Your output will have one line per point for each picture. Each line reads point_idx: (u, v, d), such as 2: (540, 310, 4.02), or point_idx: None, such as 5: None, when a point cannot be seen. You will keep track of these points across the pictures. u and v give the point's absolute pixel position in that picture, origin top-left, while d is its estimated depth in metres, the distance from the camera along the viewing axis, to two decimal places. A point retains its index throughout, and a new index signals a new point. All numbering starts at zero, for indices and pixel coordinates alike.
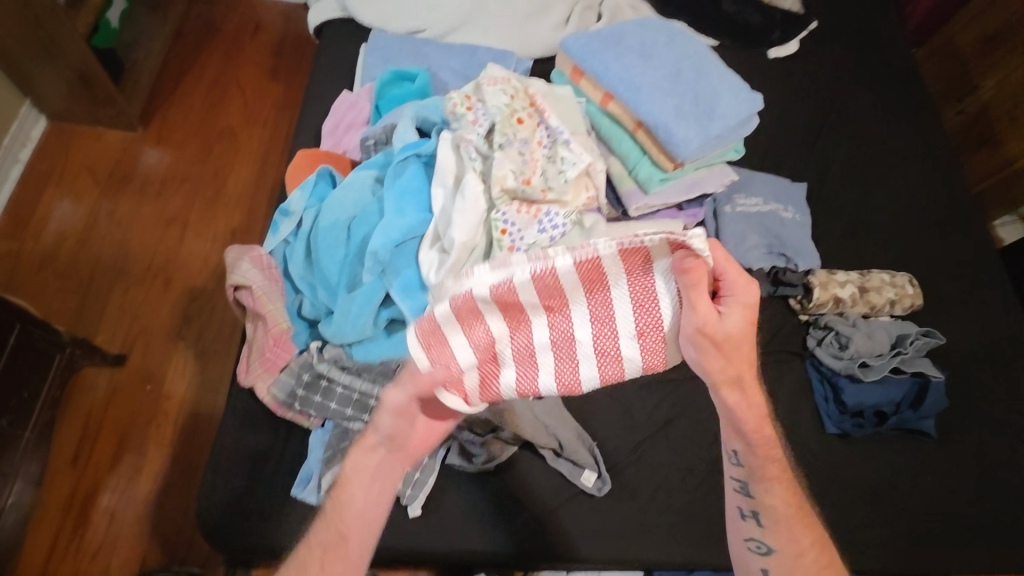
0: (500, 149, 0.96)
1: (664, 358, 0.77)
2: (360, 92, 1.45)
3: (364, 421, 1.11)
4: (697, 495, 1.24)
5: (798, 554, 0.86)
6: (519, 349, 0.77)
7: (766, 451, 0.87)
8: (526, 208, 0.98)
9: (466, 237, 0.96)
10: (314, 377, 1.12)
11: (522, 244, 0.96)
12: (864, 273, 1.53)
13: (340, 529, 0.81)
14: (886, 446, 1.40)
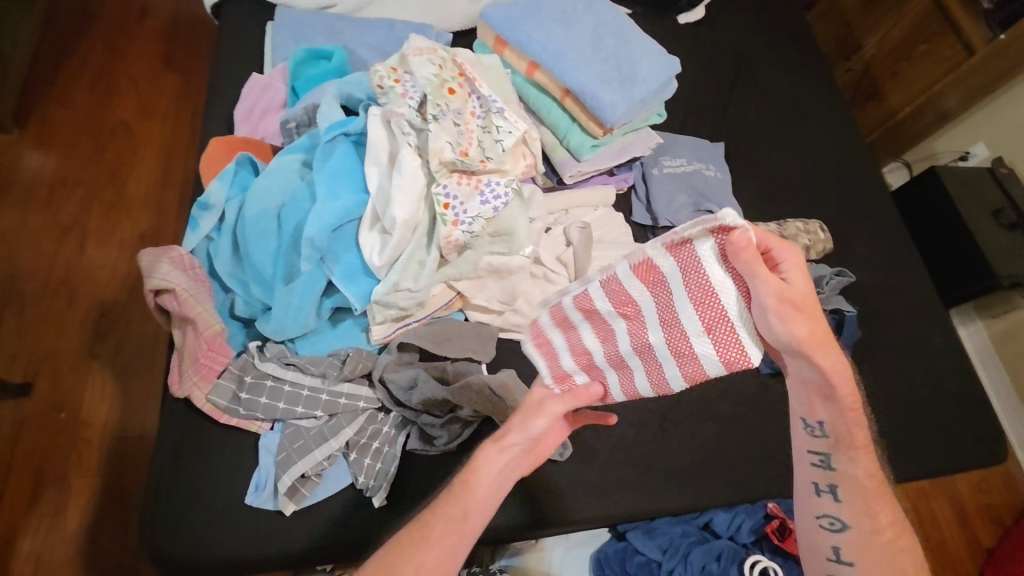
0: (434, 121, 0.93)
1: (742, 350, 0.76)
2: (272, 74, 1.37)
3: (317, 417, 1.07)
4: (652, 447, 1.29)
5: (875, 530, 0.87)
6: (610, 356, 0.87)
7: (855, 419, 0.86)
8: (467, 181, 0.96)
9: (409, 215, 0.93)
10: (257, 378, 1.06)
11: (466, 217, 0.95)
12: (781, 223, 1.65)
13: (462, 506, 0.84)
14: None
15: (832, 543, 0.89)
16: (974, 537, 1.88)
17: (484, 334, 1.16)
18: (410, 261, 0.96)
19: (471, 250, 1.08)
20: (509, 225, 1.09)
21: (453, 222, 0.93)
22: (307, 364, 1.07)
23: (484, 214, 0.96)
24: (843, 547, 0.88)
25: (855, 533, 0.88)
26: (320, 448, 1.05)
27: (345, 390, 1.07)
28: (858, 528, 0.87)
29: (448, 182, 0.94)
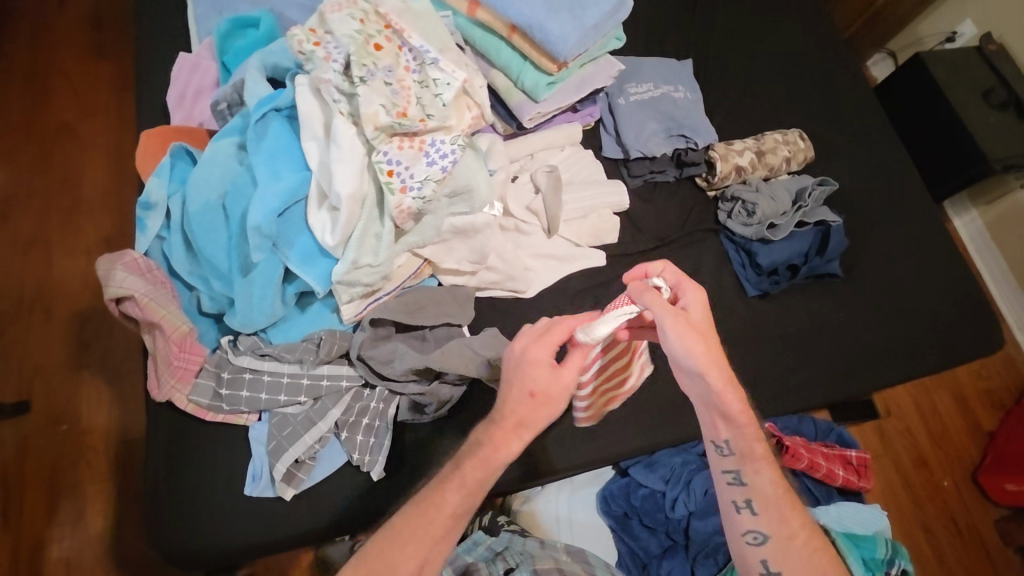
0: (363, 83, 0.87)
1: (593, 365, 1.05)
2: (200, 51, 1.28)
3: (302, 402, 1.07)
4: (644, 385, 1.30)
5: (791, 536, 0.86)
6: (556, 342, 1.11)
7: (750, 434, 0.93)
8: (409, 143, 0.90)
9: (355, 189, 0.88)
10: (235, 373, 1.04)
11: (414, 183, 0.91)
12: (758, 137, 1.58)
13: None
14: (804, 294, 1.50)
15: (758, 555, 0.87)
16: (975, 422, 1.92)
17: (461, 297, 1.14)
18: (365, 236, 0.92)
19: (431, 214, 1.04)
20: (466, 182, 1.04)
21: (401, 190, 0.90)
22: (282, 352, 1.05)
23: (434, 176, 0.91)
24: (768, 557, 0.86)
25: (775, 542, 0.87)
26: (309, 432, 1.06)
27: (325, 373, 1.06)
28: (774, 530, 0.87)
29: (389, 147, 0.89)
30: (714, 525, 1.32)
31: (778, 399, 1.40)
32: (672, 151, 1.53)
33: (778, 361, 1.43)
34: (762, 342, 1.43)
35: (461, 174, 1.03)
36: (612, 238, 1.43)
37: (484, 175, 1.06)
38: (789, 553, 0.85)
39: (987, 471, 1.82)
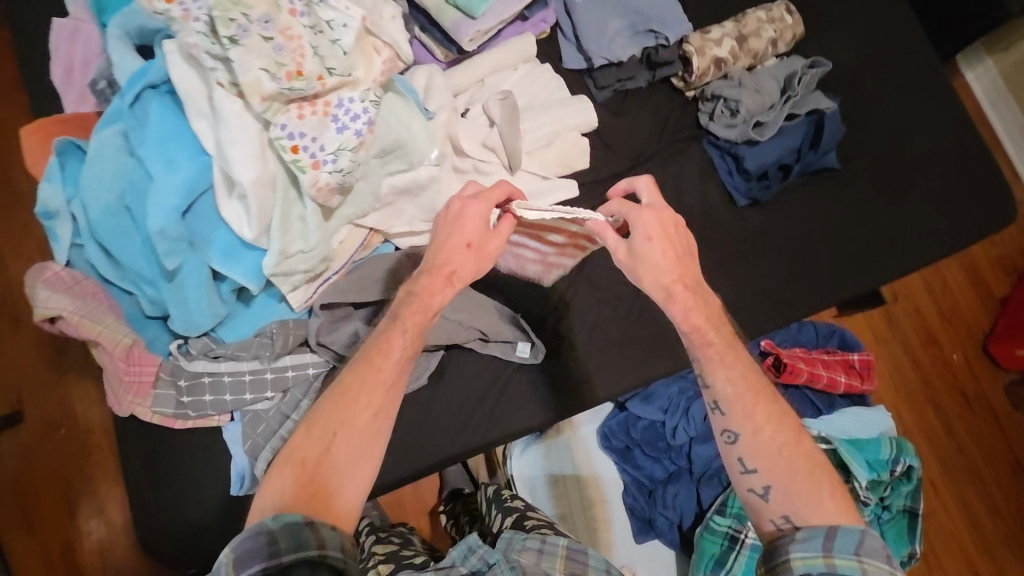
0: (238, 45, 0.77)
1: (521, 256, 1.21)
2: (75, 13, 1.09)
3: (270, 396, 1.01)
4: (631, 320, 1.23)
5: (758, 432, 0.86)
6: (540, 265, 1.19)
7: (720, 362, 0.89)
8: (309, 108, 0.82)
9: (260, 170, 0.79)
10: (193, 378, 0.98)
11: (326, 151, 0.83)
12: (739, 18, 1.38)
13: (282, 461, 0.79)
14: (799, 195, 1.37)
15: (755, 481, 0.86)
16: (985, 293, 1.85)
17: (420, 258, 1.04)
18: (290, 218, 0.85)
19: (364, 179, 0.92)
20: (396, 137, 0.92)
21: (314, 163, 0.82)
22: (235, 351, 0.97)
23: (346, 142, 0.83)
24: (772, 485, 0.84)
25: (748, 439, 0.87)
26: (284, 426, 1.01)
27: (288, 364, 1.00)
28: (748, 433, 0.87)
29: (287, 117, 0.81)
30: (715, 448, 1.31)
31: (780, 313, 1.32)
32: (640, 52, 1.34)
33: (777, 271, 1.32)
34: (757, 253, 1.33)
35: (386, 128, 0.91)
36: (583, 163, 1.28)
37: (414, 124, 0.95)
38: (778, 466, 0.84)
39: (997, 341, 1.77)
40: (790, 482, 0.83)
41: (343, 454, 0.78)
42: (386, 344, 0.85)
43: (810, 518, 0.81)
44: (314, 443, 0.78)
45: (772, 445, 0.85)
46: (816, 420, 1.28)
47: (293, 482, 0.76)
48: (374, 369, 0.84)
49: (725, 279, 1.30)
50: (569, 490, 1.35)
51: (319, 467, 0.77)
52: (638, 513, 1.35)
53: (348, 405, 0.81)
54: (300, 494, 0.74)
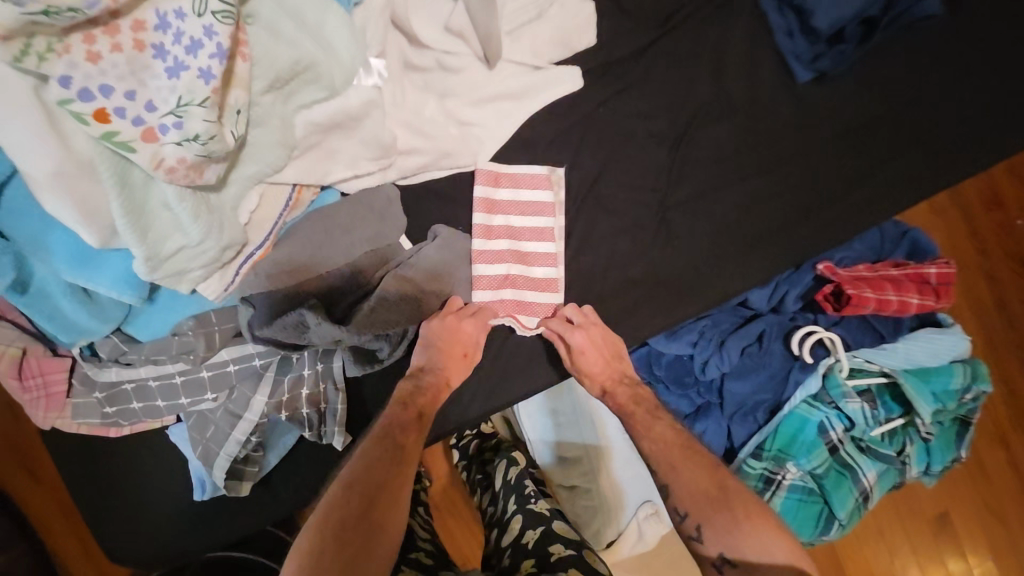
0: None
1: (489, 185, 0.92)
2: None
3: (213, 397, 0.83)
4: (655, 252, 0.98)
5: (700, 485, 0.85)
6: (512, 210, 0.94)
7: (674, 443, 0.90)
8: (112, 38, 0.50)
9: (60, 152, 0.52)
10: (109, 388, 0.79)
11: (160, 111, 0.53)
12: None
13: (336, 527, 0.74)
14: (879, 61, 1.02)
15: (688, 524, 0.85)
16: None
17: (372, 207, 0.83)
18: (145, 215, 0.56)
19: (260, 126, 0.62)
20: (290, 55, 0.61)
21: (146, 131, 0.53)
22: (151, 357, 0.77)
23: (191, 87, 0.52)
24: (703, 524, 0.83)
25: (674, 486, 0.86)
26: (237, 428, 0.84)
27: (226, 360, 0.80)
28: (678, 479, 0.86)
29: (74, 56, 0.49)
30: (752, 386, 1.10)
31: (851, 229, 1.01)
32: None
33: (847, 169, 1.02)
34: (820, 148, 1.01)
35: (265, 47, 0.60)
36: (586, 41, 0.97)
37: (313, 31, 0.64)
38: (714, 512, 0.83)
39: None
40: (719, 523, 0.82)
41: (376, 522, 0.76)
42: (403, 421, 0.83)
43: (752, 563, 0.79)
44: (347, 511, 0.75)
45: (697, 488, 0.85)
46: (877, 351, 1.07)
47: (329, 554, 0.72)
48: (395, 438, 0.82)
49: (779, 187, 1.01)
50: (590, 446, 1.24)
51: (359, 543, 0.73)
52: None
53: (376, 472, 0.79)
54: (338, 567, 0.71)
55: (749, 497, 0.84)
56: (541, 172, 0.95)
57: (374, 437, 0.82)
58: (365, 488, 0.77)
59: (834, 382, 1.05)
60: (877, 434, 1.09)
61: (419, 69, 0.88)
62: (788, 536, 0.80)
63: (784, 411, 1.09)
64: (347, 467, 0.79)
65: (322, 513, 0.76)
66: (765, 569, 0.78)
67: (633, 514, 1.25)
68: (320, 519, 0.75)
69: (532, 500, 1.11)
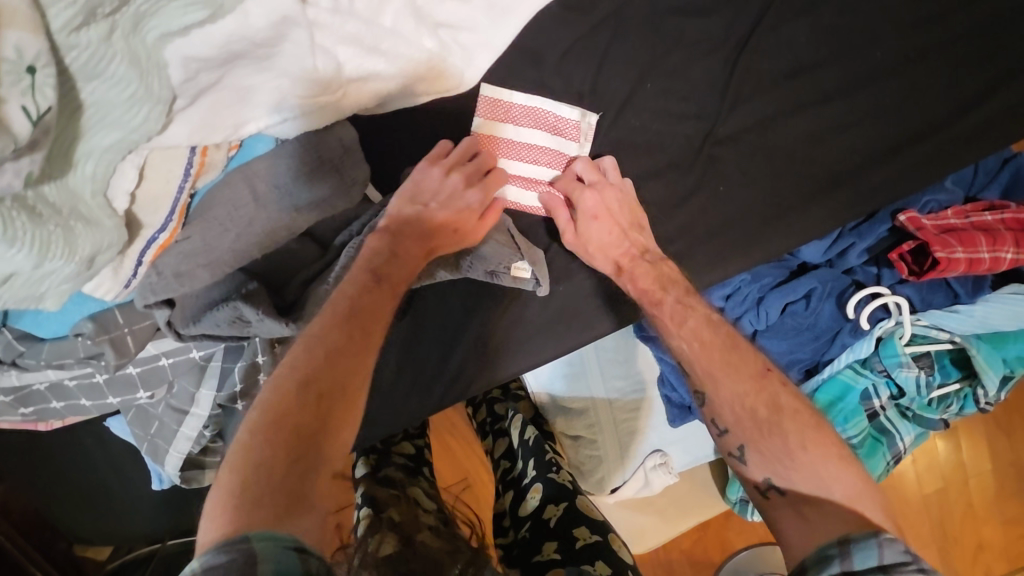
0: None
1: (498, 119, 0.71)
2: None
3: (149, 392, 0.68)
4: (695, 199, 0.77)
5: (744, 392, 0.64)
6: (527, 153, 0.72)
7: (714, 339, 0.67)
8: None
9: None
10: (16, 389, 0.65)
11: None
12: None
13: (277, 402, 0.51)
14: None
15: (730, 440, 0.64)
16: None
17: (325, 184, 0.59)
18: None
19: (96, 78, 0.38)
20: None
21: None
22: (53, 361, 0.61)
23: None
24: (749, 442, 0.62)
25: (713, 395, 0.65)
26: (186, 424, 0.70)
27: (155, 354, 0.65)
28: (717, 391, 0.65)
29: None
30: (793, 347, 0.93)
31: (952, 163, 0.77)
32: None
33: (959, 88, 0.77)
34: (929, 57, 0.76)
35: None
36: None
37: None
38: (761, 434, 0.62)
39: None
40: (773, 445, 0.61)
41: (335, 425, 0.52)
42: (374, 292, 0.60)
43: (811, 497, 0.57)
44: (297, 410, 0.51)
45: (740, 403, 0.64)
46: (947, 314, 0.89)
47: (264, 468, 0.48)
48: (364, 313, 0.59)
49: (867, 110, 0.76)
50: (598, 397, 1.14)
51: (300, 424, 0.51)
52: (675, 402, 1.10)
53: (341, 358, 0.55)
54: (279, 484, 0.47)
55: (806, 411, 0.63)
56: (571, 117, 0.72)
57: (336, 309, 0.58)
58: (325, 375, 0.53)
59: (891, 350, 0.89)
60: (927, 401, 0.94)
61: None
62: (851, 465, 0.59)
63: (824, 372, 0.95)
64: (296, 349, 0.55)
65: (260, 410, 0.51)
66: (833, 507, 0.56)
67: (640, 462, 1.17)
68: (258, 417, 0.51)
69: (553, 468, 1.06)
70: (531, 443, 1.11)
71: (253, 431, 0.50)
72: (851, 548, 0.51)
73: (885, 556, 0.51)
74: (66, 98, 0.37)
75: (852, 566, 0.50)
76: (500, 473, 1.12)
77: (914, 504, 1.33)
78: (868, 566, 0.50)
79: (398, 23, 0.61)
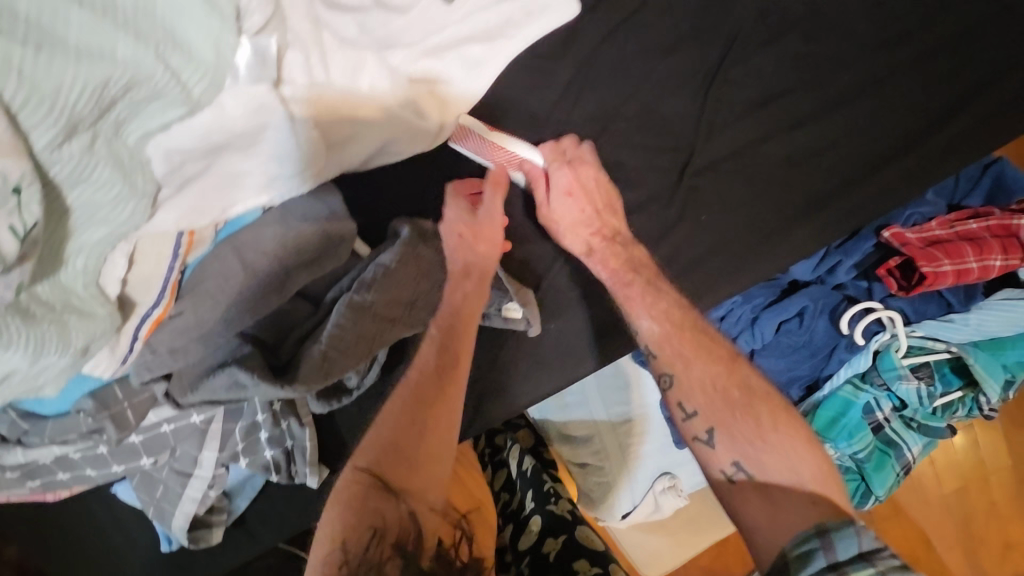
0: None
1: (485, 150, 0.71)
2: None
3: (152, 458, 0.69)
4: (680, 229, 0.78)
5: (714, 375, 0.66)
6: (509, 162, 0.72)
7: (683, 320, 0.69)
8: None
9: None
10: (22, 465, 0.65)
11: None
12: None
13: (386, 423, 0.59)
14: None
15: (695, 423, 0.66)
16: None
17: (313, 241, 0.61)
18: None
19: (81, 184, 0.39)
20: (83, 77, 0.35)
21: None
22: (58, 438, 0.62)
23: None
24: (717, 427, 0.64)
25: (679, 375, 0.67)
26: (190, 486, 0.71)
27: (158, 422, 0.67)
28: (683, 372, 0.67)
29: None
30: (789, 364, 0.93)
31: (932, 175, 0.78)
32: None
33: (931, 102, 0.78)
34: (898, 75, 0.77)
35: (44, 72, 0.34)
36: None
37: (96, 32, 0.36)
38: (731, 416, 0.64)
39: None
40: (740, 428, 0.63)
41: None
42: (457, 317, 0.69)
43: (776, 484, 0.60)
44: (384, 467, 0.65)
45: (712, 384, 0.66)
46: (940, 324, 0.89)
47: (360, 513, 0.62)
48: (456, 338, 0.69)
49: (843, 130, 0.77)
50: (601, 421, 1.13)
51: None
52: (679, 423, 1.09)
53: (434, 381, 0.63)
54: None
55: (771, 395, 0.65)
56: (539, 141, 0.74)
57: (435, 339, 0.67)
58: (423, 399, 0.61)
59: (886, 364, 0.89)
60: (931, 409, 0.93)
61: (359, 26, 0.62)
62: (816, 448, 0.63)
63: (824, 391, 0.94)
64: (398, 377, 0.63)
65: None
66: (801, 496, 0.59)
67: (649, 485, 1.16)
68: None
69: (552, 500, 1.05)
70: (529, 473, 1.12)
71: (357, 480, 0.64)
72: (832, 538, 0.54)
73: (864, 543, 0.54)
74: (54, 205, 0.39)
75: (838, 557, 0.53)
76: (503, 506, 1.12)
77: (933, 508, 1.31)
78: (851, 554, 0.53)
79: (371, 84, 0.62)
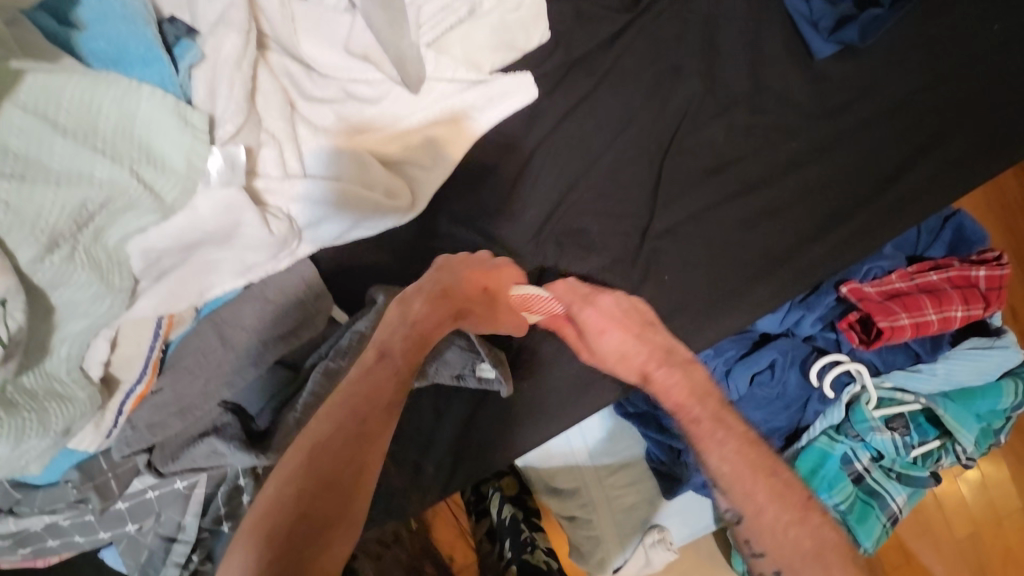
0: None
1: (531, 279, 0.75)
2: None
3: (138, 523, 0.72)
4: (643, 289, 0.81)
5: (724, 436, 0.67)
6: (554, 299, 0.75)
7: (684, 370, 0.71)
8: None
9: None
10: (12, 533, 0.69)
11: None
12: None
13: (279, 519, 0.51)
14: (908, 23, 0.81)
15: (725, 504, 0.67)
16: None
17: (286, 298, 0.65)
18: None
19: (63, 286, 0.44)
20: (60, 201, 0.41)
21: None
22: (46, 507, 0.65)
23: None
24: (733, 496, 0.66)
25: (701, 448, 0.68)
26: (173, 551, 0.73)
27: (142, 489, 0.70)
28: (680, 373, 0.71)
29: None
30: (765, 415, 0.95)
31: (883, 234, 0.82)
32: None
33: (878, 165, 0.82)
34: (844, 140, 0.81)
35: (34, 199, 0.40)
36: (540, 36, 0.75)
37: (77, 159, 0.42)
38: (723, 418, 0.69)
39: None
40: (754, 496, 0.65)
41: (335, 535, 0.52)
42: (376, 372, 0.61)
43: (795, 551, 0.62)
44: (303, 497, 0.52)
45: (737, 452, 0.67)
46: (910, 375, 0.91)
47: (271, 560, 0.49)
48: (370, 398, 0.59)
49: (794, 194, 0.82)
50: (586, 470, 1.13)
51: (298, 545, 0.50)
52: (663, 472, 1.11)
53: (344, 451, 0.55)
54: None
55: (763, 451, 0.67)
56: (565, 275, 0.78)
57: (341, 403, 0.58)
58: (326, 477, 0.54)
59: (858, 416, 0.90)
60: (909, 459, 0.93)
61: (331, 125, 0.68)
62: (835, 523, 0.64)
63: (802, 441, 0.95)
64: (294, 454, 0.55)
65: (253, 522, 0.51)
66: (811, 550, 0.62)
67: (639, 539, 1.14)
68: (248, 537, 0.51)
69: (528, 550, 1.08)
70: (509, 522, 1.13)
71: (261, 514, 0.52)
72: None
73: None
74: (40, 306, 0.43)
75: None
76: (486, 555, 1.15)
77: None
78: None
79: (337, 160, 0.67)
